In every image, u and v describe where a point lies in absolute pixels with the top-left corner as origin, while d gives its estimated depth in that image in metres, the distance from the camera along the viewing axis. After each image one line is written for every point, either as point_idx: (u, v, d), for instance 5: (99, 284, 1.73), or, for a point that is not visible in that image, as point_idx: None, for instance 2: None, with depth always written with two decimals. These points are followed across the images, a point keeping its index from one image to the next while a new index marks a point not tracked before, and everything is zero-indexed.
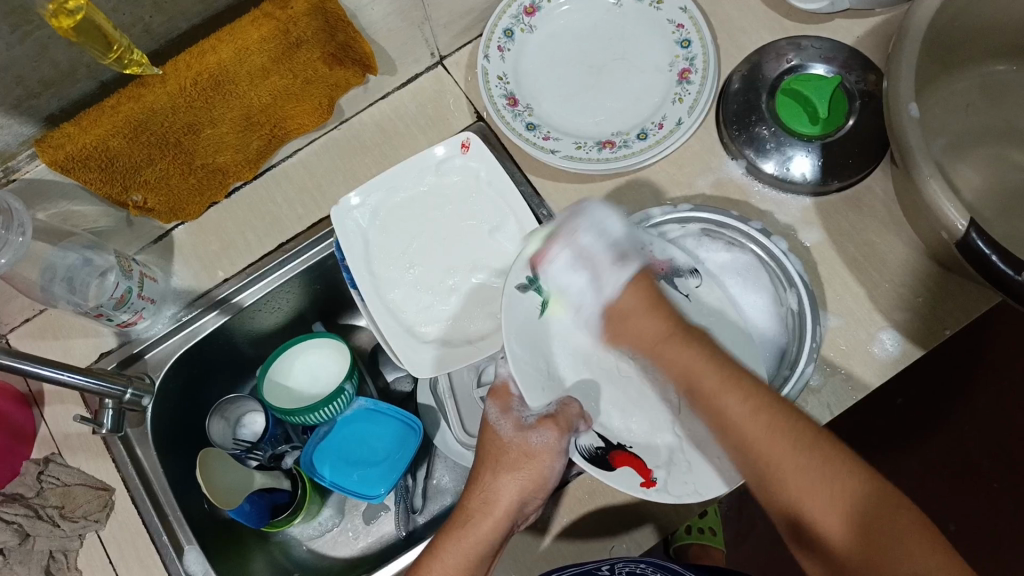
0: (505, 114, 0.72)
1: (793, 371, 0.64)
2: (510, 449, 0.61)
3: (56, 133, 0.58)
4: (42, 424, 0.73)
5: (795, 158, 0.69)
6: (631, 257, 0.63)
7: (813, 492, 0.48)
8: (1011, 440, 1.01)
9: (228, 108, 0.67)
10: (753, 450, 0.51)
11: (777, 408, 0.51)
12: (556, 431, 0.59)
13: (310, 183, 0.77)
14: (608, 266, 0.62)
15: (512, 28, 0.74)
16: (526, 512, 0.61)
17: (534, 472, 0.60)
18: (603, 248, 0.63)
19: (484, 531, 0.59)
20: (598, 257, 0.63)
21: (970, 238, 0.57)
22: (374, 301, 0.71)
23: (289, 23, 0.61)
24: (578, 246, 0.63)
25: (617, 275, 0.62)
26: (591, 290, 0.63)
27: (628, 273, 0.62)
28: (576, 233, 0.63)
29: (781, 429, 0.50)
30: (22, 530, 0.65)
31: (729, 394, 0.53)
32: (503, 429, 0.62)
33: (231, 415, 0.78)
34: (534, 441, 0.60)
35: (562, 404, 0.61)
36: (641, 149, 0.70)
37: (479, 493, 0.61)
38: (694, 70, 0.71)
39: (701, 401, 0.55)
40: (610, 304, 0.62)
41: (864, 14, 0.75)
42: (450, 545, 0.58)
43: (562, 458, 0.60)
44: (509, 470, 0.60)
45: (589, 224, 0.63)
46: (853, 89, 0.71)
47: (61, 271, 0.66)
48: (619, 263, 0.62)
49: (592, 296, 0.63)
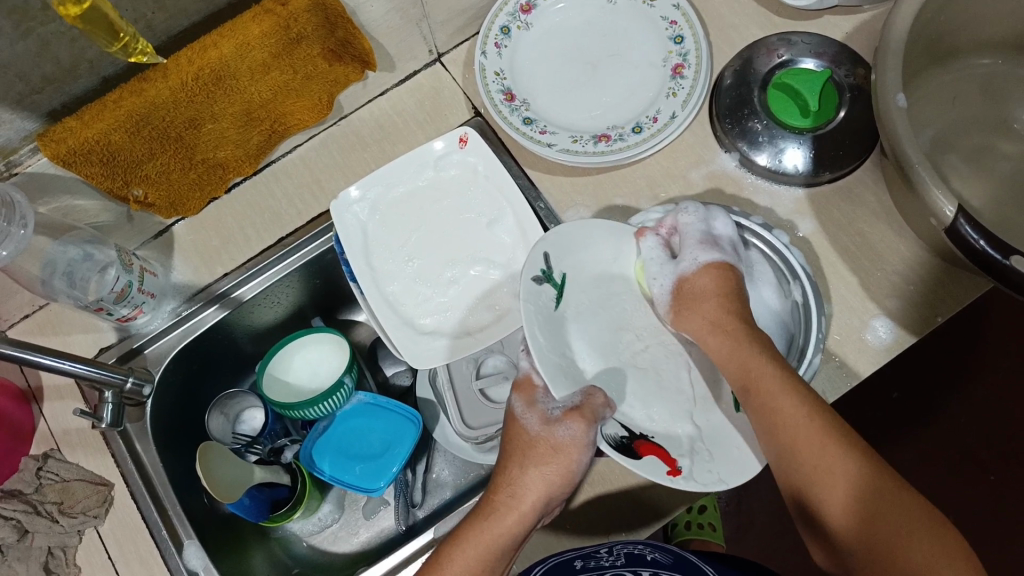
0: (502, 109, 0.73)
1: (802, 361, 0.65)
2: (537, 444, 0.61)
3: (59, 127, 0.59)
4: (40, 420, 0.73)
5: (788, 150, 0.71)
6: (718, 246, 0.64)
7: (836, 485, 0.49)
8: (1005, 433, 1.01)
9: (228, 103, 0.68)
10: (792, 446, 0.51)
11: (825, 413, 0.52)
12: (582, 422, 0.59)
13: (310, 179, 0.78)
14: (693, 244, 0.64)
15: (509, 26, 0.75)
16: (550, 506, 0.61)
17: (561, 467, 0.60)
18: (696, 230, 0.65)
19: (509, 525, 0.59)
20: (688, 236, 0.65)
21: (958, 224, 0.58)
22: (374, 295, 0.72)
23: (290, 18, 0.63)
24: (676, 228, 0.66)
25: (699, 254, 0.64)
26: (672, 266, 0.65)
27: (708, 257, 0.64)
28: (680, 216, 0.66)
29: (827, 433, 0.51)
30: (21, 527, 0.66)
31: (785, 396, 0.53)
32: (529, 422, 0.62)
33: (230, 411, 0.78)
34: (561, 434, 0.60)
35: (586, 394, 0.60)
36: (636, 142, 0.71)
37: (506, 487, 0.61)
38: (687, 65, 0.73)
39: (754, 403, 0.55)
40: (683, 281, 0.64)
41: (852, 10, 0.76)
42: (473, 538, 0.58)
43: (588, 452, 0.60)
44: (536, 464, 0.60)
45: (695, 209, 0.66)
46: (843, 83, 0.72)
47: (61, 266, 0.67)
48: (705, 245, 0.64)
49: (670, 270, 0.65)
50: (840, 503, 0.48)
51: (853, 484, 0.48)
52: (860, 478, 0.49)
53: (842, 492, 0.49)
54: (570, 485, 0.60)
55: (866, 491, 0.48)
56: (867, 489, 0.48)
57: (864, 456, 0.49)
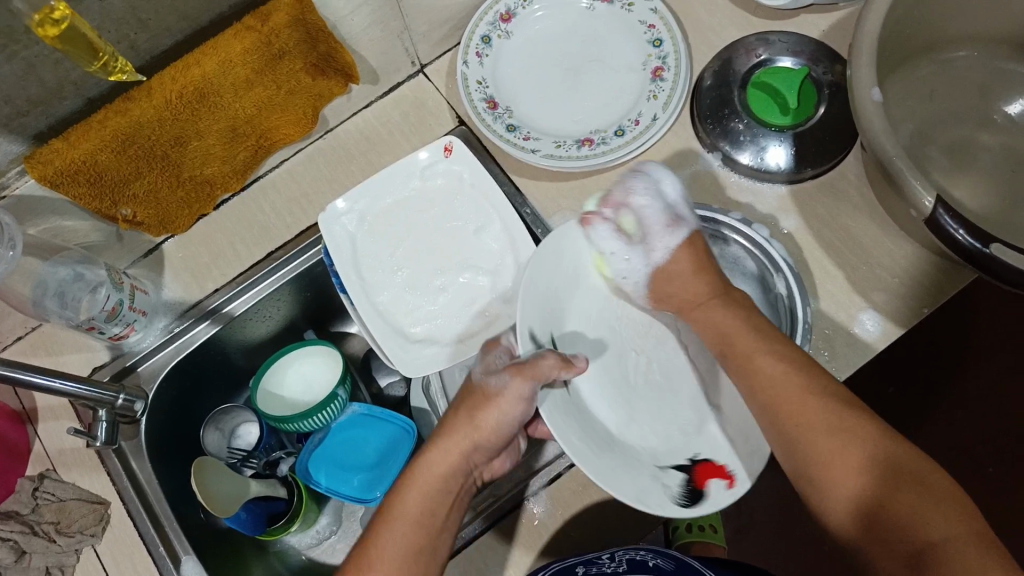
0: (486, 116, 0.74)
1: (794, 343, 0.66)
2: (474, 391, 0.60)
3: (45, 149, 0.60)
4: (35, 440, 0.73)
5: (769, 148, 0.71)
6: (682, 222, 0.65)
7: (837, 442, 0.48)
8: (1001, 424, 1.02)
9: (213, 120, 0.69)
10: (783, 410, 0.52)
11: (809, 373, 0.53)
12: (520, 377, 0.57)
13: (297, 193, 0.78)
14: (660, 228, 0.65)
15: (489, 34, 0.76)
16: (481, 459, 0.60)
17: (489, 417, 0.58)
18: (657, 210, 0.66)
19: (440, 466, 0.57)
20: (652, 220, 0.65)
21: (937, 215, 0.58)
22: (364, 305, 0.72)
23: (271, 34, 0.64)
24: (625, 210, 0.66)
25: (668, 239, 0.65)
26: (640, 255, 0.66)
27: (677, 238, 0.65)
28: (631, 196, 0.66)
29: (814, 393, 0.51)
30: (18, 547, 0.66)
31: (764, 359, 0.55)
32: (474, 373, 0.62)
33: (226, 426, 0.78)
34: (496, 384, 0.58)
35: (537, 356, 0.57)
36: (619, 145, 0.72)
37: (441, 430, 0.60)
38: (666, 68, 0.74)
39: (738, 366, 0.57)
40: (658, 268, 0.65)
41: (828, 9, 0.77)
42: (408, 483, 0.56)
43: (522, 407, 0.58)
44: (468, 410, 0.59)
45: (646, 185, 0.66)
46: (821, 80, 0.73)
47: (52, 286, 0.67)
48: (670, 226, 0.65)
49: (641, 261, 0.66)
50: (840, 460, 0.48)
51: (853, 443, 0.48)
52: (856, 435, 0.48)
53: (842, 450, 0.48)
54: (500, 438, 0.59)
55: (867, 448, 0.48)
56: (868, 446, 0.48)
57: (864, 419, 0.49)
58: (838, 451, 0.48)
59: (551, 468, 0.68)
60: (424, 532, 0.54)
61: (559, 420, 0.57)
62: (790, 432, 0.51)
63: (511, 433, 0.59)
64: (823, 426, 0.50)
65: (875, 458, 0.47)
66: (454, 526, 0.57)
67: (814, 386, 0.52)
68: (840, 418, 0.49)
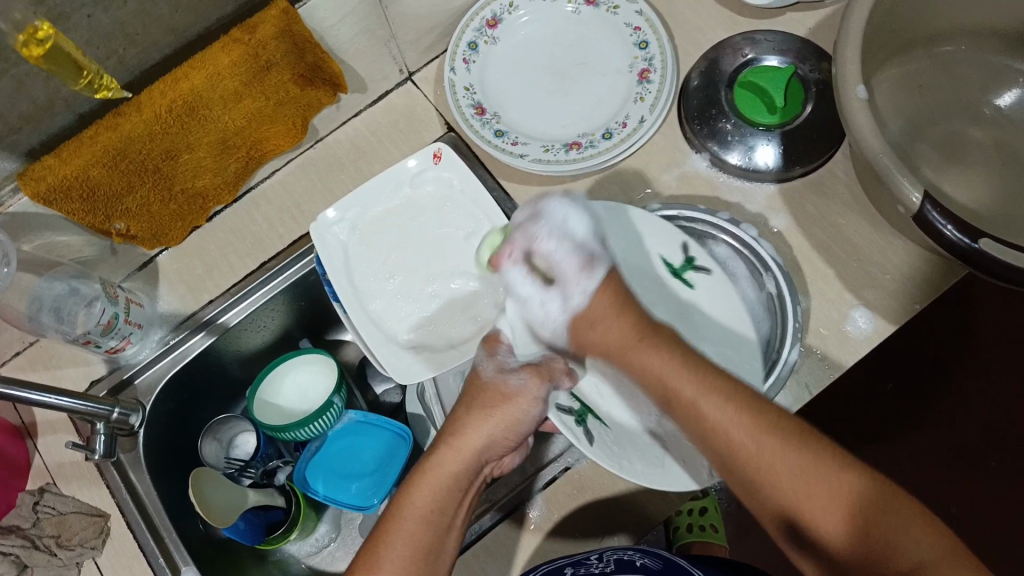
0: (473, 123, 0.74)
1: (780, 356, 0.66)
2: (487, 389, 0.61)
3: (37, 166, 0.60)
4: (35, 455, 0.73)
5: (758, 147, 0.72)
6: (597, 261, 0.61)
7: (801, 487, 0.48)
8: (1001, 418, 1.01)
9: (203, 133, 0.69)
10: (740, 456, 0.50)
11: (755, 408, 0.51)
12: (537, 377, 0.61)
13: (289, 203, 0.79)
14: (575, 273, 0.61)
15: (476, 41, 0.76)
16: (494, 455, 0.60)
17: (508, 413, 0.59)
18: (567, 252, 0.62)
19: (449, 464, 0.57)
20: (564, 263, 0.62)
21: (924, 211, 0.58)
22: (357, 313, 0.73)
23: (258, 46, 0.64)
24: (534, 255, 0.63)
25: (584, 283, 0.61)
26: (560, 301, 0.62)
27: (595, 280, 0.61)
28: (535, 241, 0.63)
29: (768, 431, 0.50)
30: (20, 561, 0.67)
31: (709, 402, 0.52)
32: (485, 369, 0.63)
33: (223, 436, 0.79)
34: (513, 382, 0.61)
35: (547, 360, 0.63)
36: (607, 147, 0.72)
37: (449, 428, 0.60)
38: (653, 69, 0.74)
39: (681, 411, 0.54)
40: (577, 314, 0.61)
41: (814, 6, 0.77)
42: (415, 480, 0.56)
43: (540, 406, 0.60)
44: (482, 407, 0.60)
45: (550, 229, 0.63)
46: (809, 77, 0.73)
47: (48, 301, 0.69)
48: (585, 270, 0.61)
49: (558, 307, 0.62)
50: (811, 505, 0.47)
51: (818, 483, 0.47)
52: (820, 476, 0.47)
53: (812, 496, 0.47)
54: (515, 435, 0.60)
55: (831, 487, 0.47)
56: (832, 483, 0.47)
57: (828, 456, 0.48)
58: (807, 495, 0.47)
59: (546, 472, 0.68)
60: (434, 530, 0.54)
61: (580, 433, 0.59)
62: (755, 478, 0.50)
63: (529, 430, 0.60)
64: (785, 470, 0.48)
65: (841, 493, 0.47)
66: (463, 520, 0.57)
67: (766, 422, 0.50)
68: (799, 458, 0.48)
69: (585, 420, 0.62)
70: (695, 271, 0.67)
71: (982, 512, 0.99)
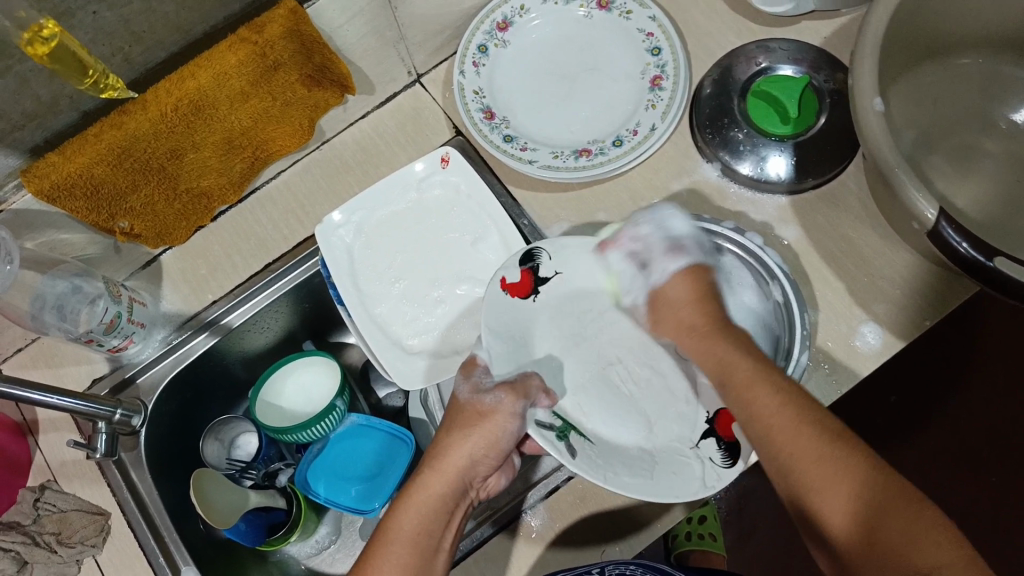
0: (482, 127, 0.73)
1: (790, 359, 0.65)
2: (464, 410, 0.61)
3: (41, 163, 0.60)
4: (36, 452, 0.73)
5: (770, 158, 0.71)
6: (683, 249, 0.65)
7: (823, 473, 0.48)
8: (1007, 430, 1.01)
9: (209, 132, 0.68)
10: (776, 441, 0.50)
11: (800, 402, 0.52)
12: (512, 394, 0.60)
13: (294, 204, 0.78)
14: (662, 254, 0.65)
15: (486, 44, 0.75)
16: (478, 476, 0.60)
17: (488, 430, 0.60)
18: (659, 239, 0.65)
19: (434, 486, 0.58)
20: (653, 246, 0.65)
21: (940, 227, 0.57)
22: (361, 317, 0.72)
23: (266, 46, 0.63)
24: (631, 238, 0.66)
25: (668, 264, 0.65)
26: (641, 275, 0.66)
27: (679, 264, 0.64)
28: (637, 227, 0.66)
29: (807, 421, 0.50)
30: (20, 558, 0.66)
31: (761, 388, 0.53)
32: (459, 391, 0.62)
33: (225, 436, 0.79)
34: (490, 401, 0.61)
35: (524, 376, 0.63)
36: (617, 155, 0.71)
37: (433, 450, 0.60)
38: (665, 76, 0.73)
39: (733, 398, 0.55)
40: (657, 290, 0.65)
41: (829, 15, 0.76)
42: (401, 504, 0.57)
43: (517, 421, 0.60)
44: (461, 428, 0.60)
45: (652, 218, 0.66)
46: (823, 88, 0.72)
47: (51, 299, 0.67)
48: (672, 253, 0.65)
49: (643, 283, 0.66)
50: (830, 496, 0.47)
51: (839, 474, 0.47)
52: (843, 467, 0.47)
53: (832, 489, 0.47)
54: (496, 452, 0.60)
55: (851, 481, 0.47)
56: (854, 474, 0.47)
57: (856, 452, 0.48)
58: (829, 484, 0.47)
59: (548, 481, 0.68)
60: (421, 552, 0.54)
61: (563, 448, 0.59)
62: (783, 462, 0.50)
63: (508, 448, 0.61)
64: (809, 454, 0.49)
65: (865, 487, 0.46)
66: (452, 543, 0.57)
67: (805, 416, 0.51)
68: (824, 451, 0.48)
69: (566, 436, 0.61)
70: None
71: (985, 525, 0.98)
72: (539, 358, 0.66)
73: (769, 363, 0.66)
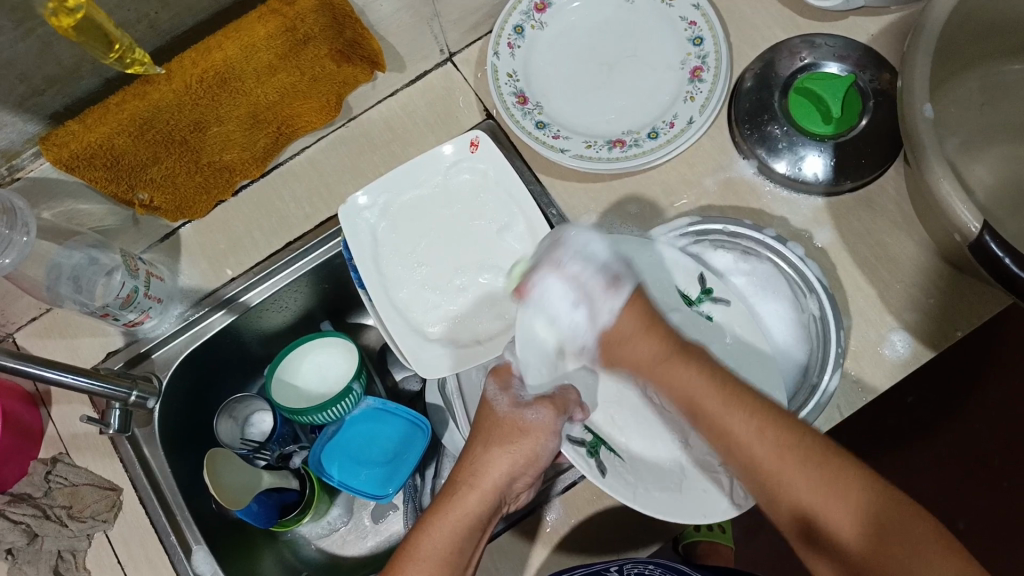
0: (515, 112, 0.71)
1: (820, 381, 0.64)
2: (502, 424, 0.61)
3: (60, 131, 0.57)
4: (49, 423, 0.72)
5: (807, 158, 0.69)
6: (623, 279, 0.60)
7: (834, 510, 0.48)
8: (1018, 439, 1.01)
9: (234, 106, 0.66)
10: (762, 470, 0.50)
11: (782, 424, 0.51)
12: (552, 410, 0.60)
13: (318, 180, 0.77)
14: (601, 292, 0.60)
15: (522, 25, 0.73)
16: (513, 492, 0.60)
17: (526, 449, 0.59)
18: (592, 272, 0.60)
19: (470, 504, 0.57)
20: (589, 284, 0.60)
21: (983, 240, 0.56)
22: (381, 300, 0.71)
23: (296, 19, 0.60)
24: (561, 276, 0.60)
25: (612, 301, 0.59)
26: (587, 321, 0.61)
27: (621, 299, 0.59)
28: (562, 263, 0.61)
29: (790, 446, 0.50)
30: (30, 530, 0.66)
31: (734, 415, 0.52)
32: (499, 404, 0.62)
33: (238, 414, 0.78)
34: (530, 417, 0.60)
35: (562, 391, 0.63)
36: (652, 148, 0.69)
37: (468, 466, 0.60)
38: (706, 68, 0.71)
39: (704, 425, 0.54)
40: (605, 332, 0.60)
41: (878, 11, 0.74)
42: (436, 521, 0.56)
43: (556, 439, 0.60)
44: (500, 444, 0.60)
45: (571, 250, 0.61)
46: (867, 88, 0.70)
47: (66, 271, 0.66)
48: (611, 288, 0.60)
49: (588, 325, 0.61)
50: (842, 534, 0.47)
51: (841, 500, 0.48)
52: (846, 493, 0.48)
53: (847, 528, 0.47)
54: (535, 469, 0.60)
55: (866, 509, 0.47)
56: (853, 504, 0.47)
57: (851, 474, 0.48)
58: (843, 519, 0.47)
59: (563, 479, 0.67)
60: (452, 570, 0.54)
61: (593, 465, 0.59)
62: (773, 488, 0.50)
63: (546, 465, 0.60)
64: (809, 484, 0.49)
65: (876, 522, 0.47)
66: (479, 560, 0.57)
67: (794, 439, 0.50)
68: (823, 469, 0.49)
69: (596, 452, 0.61)
70: (713, 303, 0.66)
71: (991, 533, 0.98)
72: (572, 373, 0.66)
73: (801, 382, 0.66)
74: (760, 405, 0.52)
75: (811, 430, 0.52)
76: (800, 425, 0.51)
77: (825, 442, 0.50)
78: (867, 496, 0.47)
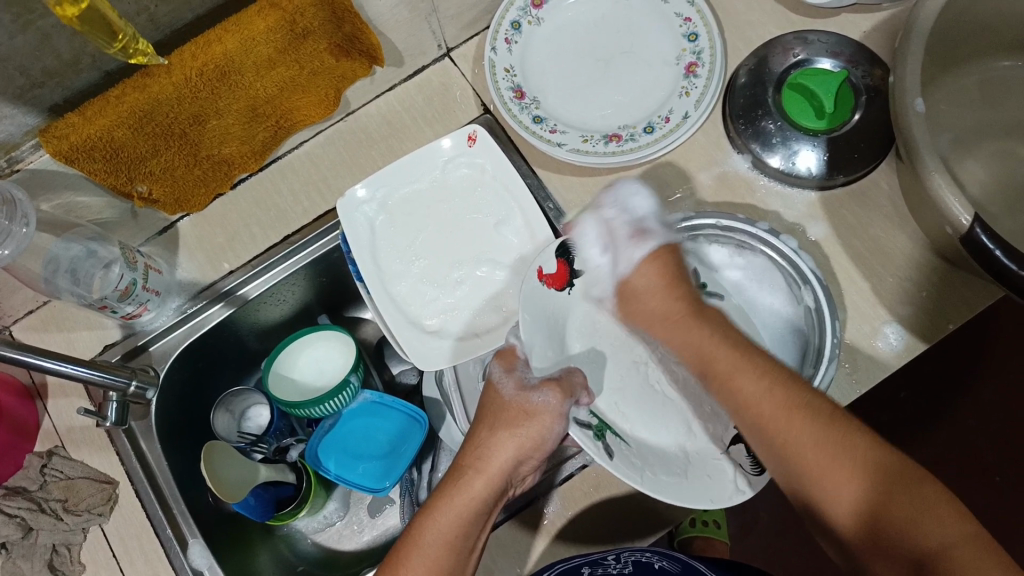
0: (512, 106, 0.72)
1: (816, 371, 0.63)
2: (509, 407, 0.61)
3: (60, 124, 0.57)
4: (44, 416, 0.72)
5: (801, 152, 0.69)
6: (649, 234, 0.65)
7: (833, 467, 0.48)
8: (1009, 436, 1.02)
9: (233, 99, 0.66)
10: (768, 427, 0.52)
11: (792, 389, 0.53)
12: (558, 393, 0.60)
13: (316, 175, 0.77)
14: (627, 241, 0.65)
15: (519, 20, 0.74)
16: (518, 476, 0.60)
17: (533, 432, 0.59)
18: (624, 222, 0.65)
19: (476, 488, 0.57)
20: (619, 231, 0.65)
21: (974, 232, 0.56)
22: (379, 294, 0.71)
23: (296, 13, 0.61)
24: (597, 218, 0.65)
25: (635, 251, 0.64)
26: (609, 266, 0.66)
27: (645, 249, 0.64)
28: (602, 207, 0.66)
29: (796, 408, 0.51)
30: (25, 524, 0.65)
31: (744, 375, 0.54)
32: (504, 387, 0.62)
33: (236, 408, 0.79)
34: (536, 400, 0.60)
35: (568, 373, 0.63)
36: (648, 142, 0.70)
37: (474, 451, 0.60)
38: (701, 63, 0.72)
39: (717, 385, 0.56)
40: (624, 282, 0.65)
41: (871, 9, 0.75)
42: (442, 505, 0.56)
43: (562, 421, 0.60)
44: (506, 428, 0.60)
45: (614, 201, 0.66)
46: (859, 84, 0.71)
47: (64, 263, 0.65)
48: (638, 239, 0.64)
49: (609, 271, 0.66)
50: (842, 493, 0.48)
51: (842, 455, 0.48)
52: (848, 456, 0.48)
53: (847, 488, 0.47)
54: (541, 452, 0.60)
55: (865, 466, 0.47)
56: (854, 461, 0.48)
57: (852, 434, 0.49)
58: (844, 474, 0.48)
59: (565, 468, 0.68)
60: (456, 556, 0.54)
61: (601, 447, 0.57)
62: (778, 449, 0.51)
63: (552, 449, 0.61)
64: (812, 442, 0.49)
65: (875, 480, 0.47)
66: (484, 544, 0.57)
67: (799, 403, 0.51)
68: (828, 434, 0.49)
69: (603, 435, 0.60)
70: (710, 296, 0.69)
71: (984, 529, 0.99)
72: (574, 355, 0.67)
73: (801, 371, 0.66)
74: (769, 367, 0.54)
75: (819, 394, 0.53)
76: (812, 391, 0.52)
77: (829, 404, 0.51)
78: (869, 453, 0.48)
